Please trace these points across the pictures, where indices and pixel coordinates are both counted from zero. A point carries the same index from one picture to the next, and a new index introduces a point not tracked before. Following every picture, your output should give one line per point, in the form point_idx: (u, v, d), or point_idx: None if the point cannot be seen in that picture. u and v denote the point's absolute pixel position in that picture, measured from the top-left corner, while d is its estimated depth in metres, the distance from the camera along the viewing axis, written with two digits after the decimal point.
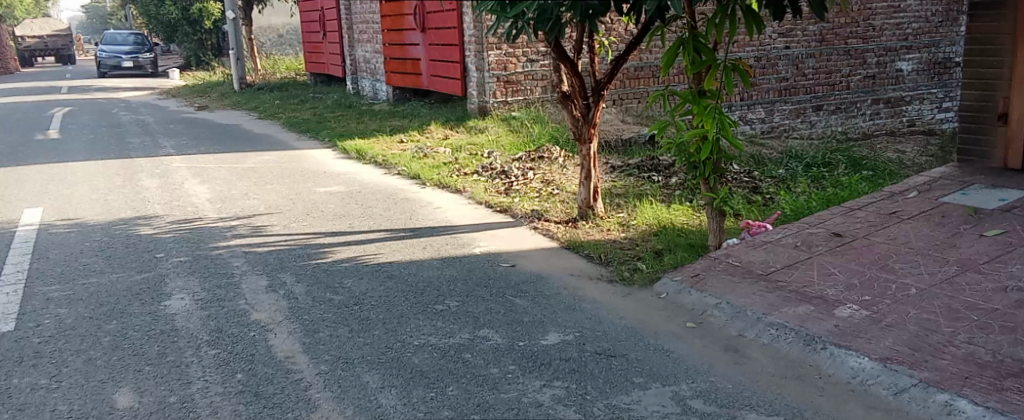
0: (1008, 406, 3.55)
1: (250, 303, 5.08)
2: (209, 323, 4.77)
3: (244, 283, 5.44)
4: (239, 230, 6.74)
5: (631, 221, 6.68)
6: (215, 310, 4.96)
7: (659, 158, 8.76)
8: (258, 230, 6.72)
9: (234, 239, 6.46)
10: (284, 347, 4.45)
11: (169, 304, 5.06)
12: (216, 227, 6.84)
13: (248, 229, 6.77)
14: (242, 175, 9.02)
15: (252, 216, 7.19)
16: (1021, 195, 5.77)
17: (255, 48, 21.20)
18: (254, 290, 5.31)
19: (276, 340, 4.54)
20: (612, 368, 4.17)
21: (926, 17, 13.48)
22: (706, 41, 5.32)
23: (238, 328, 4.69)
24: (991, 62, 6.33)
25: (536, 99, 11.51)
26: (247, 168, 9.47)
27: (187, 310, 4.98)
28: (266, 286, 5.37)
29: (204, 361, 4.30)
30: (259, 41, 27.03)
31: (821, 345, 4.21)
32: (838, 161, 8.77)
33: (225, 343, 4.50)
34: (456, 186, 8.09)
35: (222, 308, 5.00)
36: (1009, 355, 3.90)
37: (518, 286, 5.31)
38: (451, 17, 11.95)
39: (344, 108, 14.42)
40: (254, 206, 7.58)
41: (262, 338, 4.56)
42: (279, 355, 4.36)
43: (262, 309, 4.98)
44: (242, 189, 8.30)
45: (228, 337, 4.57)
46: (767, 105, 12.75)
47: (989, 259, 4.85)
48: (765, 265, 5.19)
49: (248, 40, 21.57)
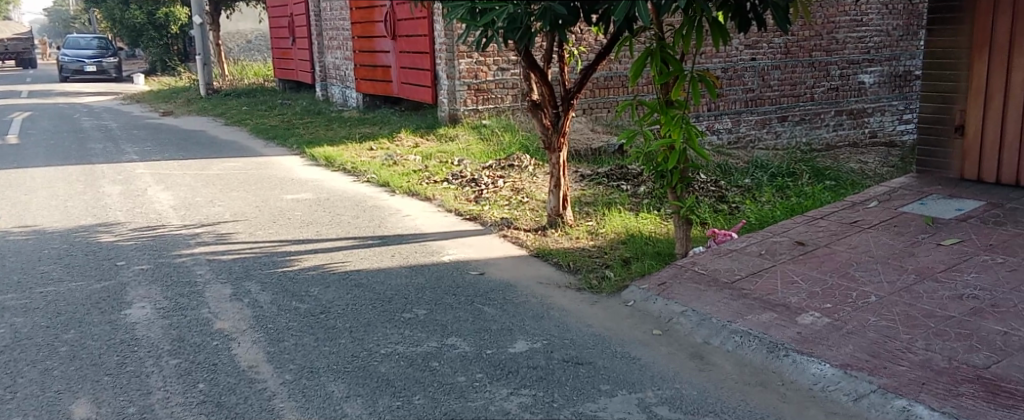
0: (963, 411, 3.63)
1: (213, 311, 5.06)
2: (171, 332, 4.75)
3: (207, 291, 5.41)
4: (203, 238, 6.70)
5: (599, 230, 6.74)
6: (177, 319, 4.94)
7: (628, 167, 8.84)
8: (223, 238, 6.69)
9: (199, 247, 6.42)
10: (248, 356, 4.44)
11: (129, 313, 5.03)
12: (179, 235, 6.79)
13: (213, 237, 6.73)
14: (208, 182, 8.97)
15: (217, 223, 7.15)
16: (977, 206, 5.91)
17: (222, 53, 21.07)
18: (218, 298, 5.29)
19: (240, 349, 4.52)
20: (579, 376, 4.21)
21: (887, 31, 13.76)
22: (673, 52, 5.40)
23: (201, 337, 4.68)
24: (948, 76, 6.49)
25: (506, 108, 11.55)
26: (213, 175, 9.41)
27: (148, 319, 4.94)
28: (230, 295, 5.35)
29: (165, 371, 4.27)
30: (227, 47, 26.84)
31: (784, 352, 4.29)
32: (803, 171, 8.91)
33: (187, 353, 4.48)
34: (426, 193, 8.10)
35: (184, 316, 4.98)
36: (964, 361, 3.98)
37: (486, 294, 5.33)
38: (422, 25, 11.97)
39: (312, 114, 14.37)
40: (220, 213, 7.54)
41: (225, 347, 4.55)
42: (243, 364, 4.35)
43: (226, 317, 4.96)
44: (207, 196, 8.25)
45: (190, 347, 4.55)
46: (733, 115, 12.90)
47: (946, 267, 4.96)
48: (729, 273, 5.27)
49: (215, 47, 21.41)
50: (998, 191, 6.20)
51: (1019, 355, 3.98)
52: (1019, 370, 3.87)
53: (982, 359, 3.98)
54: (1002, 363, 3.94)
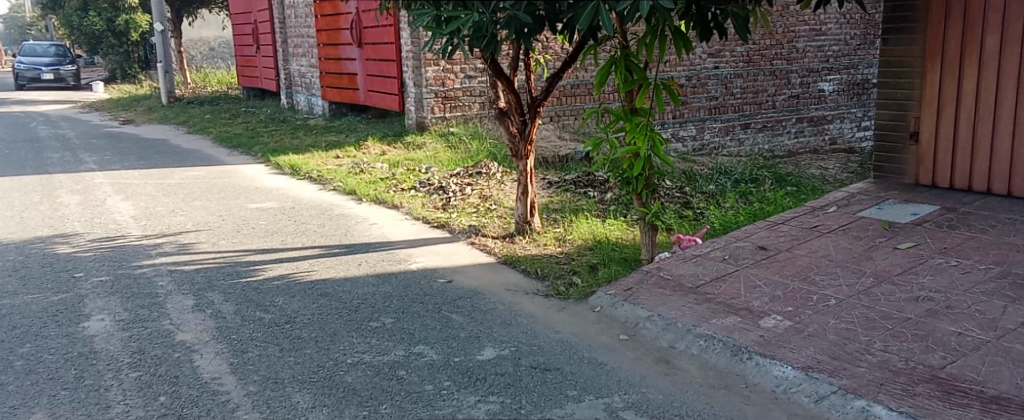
0: (921, 410, 3.72)
1: (175, 323, 5.03)
2: (131, 345, 4.71)
3: (169, 303, 5.38)
4: (165, 248, 6.65)
5: (567, 236, 6.81)
6: (137, 331, 4.90)
7: (595, 174, 8.91)
8: (184, 248, 6.64)
9: (160, 258, 6.38)
10: (210, 368, 4.43)
11: (87, 326, 4.99)
12: (140, 246, 6.73)
13: (175, 247, 6.68)
14: (169, 191, 8.89)
15: (178, 234, 7.10)
16: (932, 210, 6.06)
17: (183, 61, 20.88)
18: (180, 309, 5.26)
19: (202, 361, 4.51)
20: (547, 382, 4.25)
21: (845, 40, 14.03)
22: (637, 60, 5.48)
23: (162, 349, 4.65)
24: (903, 84, 6.64)
25: (473, 115, 11.59)
26: (174, 184, 9.33)
27: (107, 331, 4.90)
28: (192, 306, 5.32)
29: (125, 384, 4.25)
30: (189, 54, 26.54)
31: (747, 355, 4.37)
32: (765, 177, 9.05)
33: (147, 365, 4.45)
34: (393, 201, 8.11)
35: (145, 328, 4.94)
36: (920, 361, 4.08)
37: (454, 302, 5.36)
38: (389, 32, 11.98)
39: (277, 122, 14.30)
40: (181, 223, 7.49)
41: (186, 359, 4.53)
42: (204, 376, 4.33)
43: (188, 329, 4.94)
44: (168, 206, 8.19)
45: (151, 359, 4.52)
46: (698, 123, 13.00)
47: (902, 270, 5.08)
48: (694, 278, 5.35)
49: (178, 55, 21.19)
50: (952, 196, 6.36)
51: (972, 355, 4.08)
52: (973, 369, 3.97)
53: (937, 359, 4.08)
54: (957, 363, 4.04)
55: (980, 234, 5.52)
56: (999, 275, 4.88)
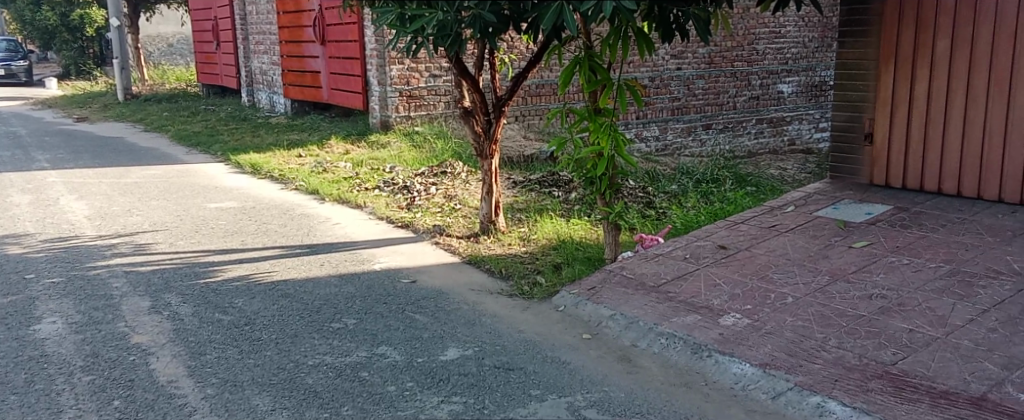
0: (873, 406, 3.82)
1: (129, 325, 4.99)
2: (83, 348, 4.67)
3: (124, 305, 5.33)
4: (120, 249, 6.58)
5: (531, 236, 6.85)
6: (91, 334, 4.85)
7: (559, 174, 8.97)
8: (141, 249, 6.58)
9: (115, 259, 6.31)
10: (166, 371, 4.40)
11: (38, 328, 4.93)
12: (94, 246, 6.65)
13: (130, 248, 6.62)
14: (125, 191, 8.79)
15: (134, 234, 7.03)
16: (886, 209, 6.20)
17: (141, 57, 20.60)
18: (135, 311, 5.22)
19: (158, 364, 4.48)
20: (510, 381, 4.30)
21: (803, 43, 14.32)
22: (601, 61, 5.53)
23: (116, 352, 4.62)
24: (858, 86, 6.77)
25: (438, 115, 11.59)
26: (131, 183, 9.23)
27: (60, 334, 4.85)
28: (148, 308, 5.28)
29: (78, 388, 4.21)
30: (147, 50, 26.13)
31: (707, 353, 4.45)
32: (726, 177, 9.18)
33: (101, 369, 4.42)
34: (356, 201, 8.10)
35: (99, 331, 4.90)
36: (873, 358, 4.19)
37: (418, 302, 5.38)
38: (353, 30, 11.93)
39: (237, 121, 14.17)
40: (137, 223, 7.41)
41: (142, 362, 4.50)
42: (161, 379, 4.31)
43: (143, 331, 4.91)
44: (124, 206, 8.09)
45: (104, 363, 4.48)
46: (661, 123, 13.11)
47: (857, 269, 5.20)
48: (656, 277, 5.42)
49: (135, 51, 20.88)
50: (905, 196, 6.51)
51: (923, 351, 4.19)
52: (923, 365, 4.08)
53: (889, 355, 4.19)
54: (908, 359, 4.14)
55: (932, 233, 5.65)
56: (949, 273, 5.01)
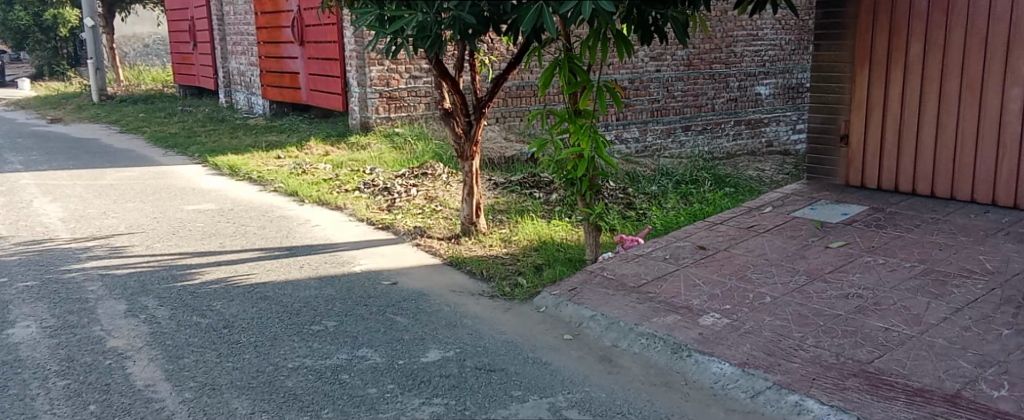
0: (850, 404, 3.88)
1: (105, 329, 4.97)
2: (59, 352, 4.64)
3: (99, 308, 5.30)
4: (96, 251, 6.54)
5: (512, 237, 6.88)
6: (66, 338, 4.83)
7: (540, 175, 9.00)
8: (117, 252, 6.55)
9: (90, 262, 6.27)
10: (144, 375, 4.39)
11: (12, 333, 4.90)
12: (69, 249, 6.61)
13: (106, 250, 6.58)
14: (100, 193, 8.73)
15: (110, 236, 6.98)
16: (861, 210, 6.27)
17: (116, 58, 20.43)
18: (112, 315, 5.19)
19: (135, 368, 4.47)
20: (492, 382, 4.32)
21: (780, 46, 14.46)
22: (580, 63, 5.56)
23: (92, 356, 4.59)
24: (834, 88, 6.85)
25: (419, 116, 11.58)
26: (106, 185, 9.16)
27: (34, 339, 4.82)
28: (124, 311, 5.26)
29: (53, 392, 4.19)
30: (122, 51, 25.93)
31: (686, 353, 4.49)
32: (704, 178, 9.26)
33: (76, 373, 4.40)
34: (336, 203, 8.09)
35: (74, 335, 4.87)
36: (850, 356, 4.25)
37: (398, 304, 5.39)
38: (332, 31, 11.90)
39: (215, 122, 14.09)
40: (113, 225, 7.37)
41: (119, 366, 4.48)
42: (137, 383, 4.30)
43: (120, 334, 4.89)
44: (99, 208, 8.04)
45: (80, 367, 4.46)
46: (641, 125, 13.17)
47: (833, 268, 5.26)
48: (636, 278, 5.46)
49: (110, 51, 20.68)
50: (880, 196, 6.60)
51: (898, 350, 4.25)
52: (898, 363, 4.14)
53: (866, 354, 4.25)
54: (883, 357, 4.21)
55: (906, 233, 5.73)
56: (923, 272, 5.09)
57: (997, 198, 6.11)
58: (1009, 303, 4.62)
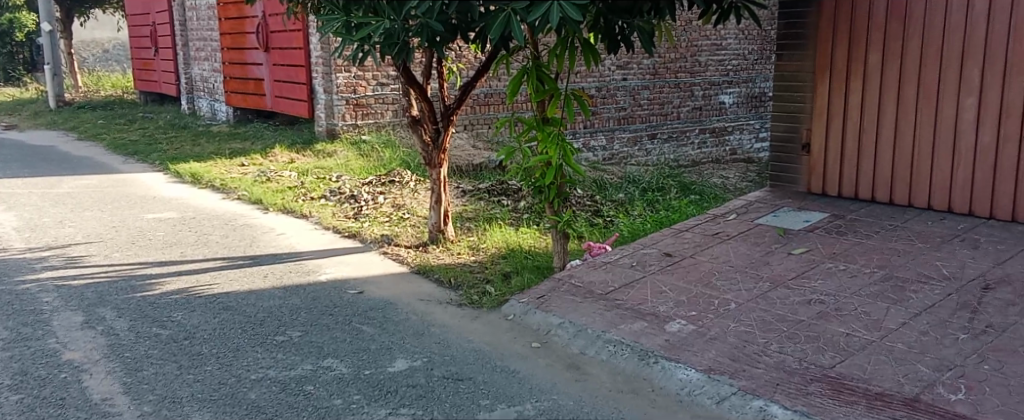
0: (813, 408, 3.94)
1: (61, 341, 4.90)
2: (12, 365, 4.57)
3: (55, 320, 5.23)
4: (51, 261, 6.45)
5: (480, 245, 6.89)
6: (19, 351, 4.76)
7: (509, 183, 9.03)
8: (73, 261, 6.46)
9: (46, 272, 6.18)
10: (101, 388, 4.34)
11: None
12: (23, 260, 6.51)
13: (62, 260, 6.49)
14: (57, 201, 8.61)
15: (67, 246, 6.89)
16: (823, 217, 6.38)
17: (74, 63, 20.16)
18: (68, 326, 5.12)
19: (91, 381, 4.41)
20: (459, 392, 4.32)
21: (744, 55, 14.64)
22: (548, 71, 5.59)
23: (47, 369, 4.53)
24: (796, 97, 6.97)
25: (386, 123, 11.56)
26: (62, 193, 9.03)
27: None
28: (81, 323, 5.19)
29: (5, 408, 4.12)
30: (81, 56, 25.60)
31: (653, 359, 4.52)
32: (671, 186, 9.38)
33: (30, 387, 4.33)
34: (302, 211, 8.06)
35: (28, 347, 4.80)
36: (812, 361, 4.31)
37: (365, 313, 5.37)
38: (297, 37, 11.83)
39: (177, 129, 13.96)
40: (70, 235, 7.27)
41: (74, 380, 4.42)
42: (95, 397, 4.24)
43: (76, 347, 4.82)
44: (56, 217, 7.93)
45: (34, 381, 4.40)
46: (608, 132, 13.24)
47: (795, 275, 5.34)
48: (604, 285, 5.50)
49: (68, 57, 20.36)
50: (841, 203, 6.71)
51: (859, 355, 4.33)
52: (859, 368, 4.21)
53: (828, 359, 4.32)
54: (845, 362, 4.28)
55: (866, 240, 5.84)
56: (883, 278, 5.18)
57: (953, 205, 6.24)
58: (965, 308, 4.72)
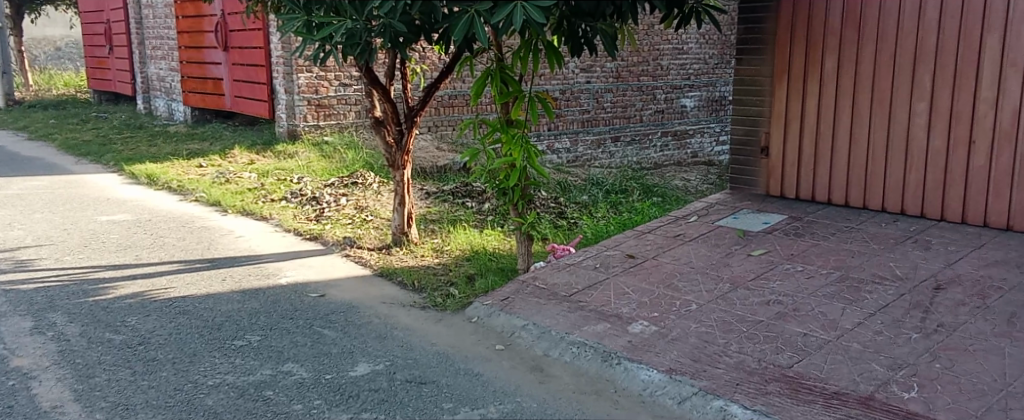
0: (772, 408, 4.00)
1: (10, 348, 4.83)
2: None
3: (4, 325, 5.15)
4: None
5: (444, 247, 6.90)
6: None
7: (473, 184, 9.05)
8: (22, 265, 6.36)
9: None
10: (51, 396, 4.28)
11: None
12: None
13: (11, 264, 6.39)
14: (6, 203, 8.46)
15: (17, 249, 6.77)
16: (781, 219, 6.47)
17: (25, 60, 19.79)
18: (17, 332, 5.05)
19: (41, 389, 4.35)
20: (422, 395, 4.33)
21: (705, 59, 14.78)
22: (512, 73, 5.61)
23: None
24: (755, 101, 7.08)
25: (349, 124, 11.51)
26: (12, 195, 8.86)
27: None
28: (31, 328, 5.11)
29: None
30: (32, 54, 25.15)
31: (616, 360, 4.57)
32: (633, 188, 9.47)
33: None
34: (262, 213, 8.01)
35: None
36: (771, 361, 4.39)
37: (327, 317, 5.35)
38: (257, 37, 11.73)
39: (133, 129, 13.76)
40: (20, 238, 7.14)
41: (23, 387, 4.36)
42: (43, 405, 4.19)
43: (26, 353, 4.75)
44: (6, 219, 7.80)
45: None
46: (572, 135, 13.32)
47: (754, 276, 5.42)
48: (568, 287, 5.54)
49: (18, 54, 19.96)
50: (799, 205, 6.82)
51: (816, 354, 4.41)
52: (816, 367, 4.29)
53: (786, 359, 4.39)
54: (803, 362, 4.35)
55: (823, 241, 5.94)
56: (839, 279, 5.28)
57: (905, 207, 6.37)
58: (917, 308, 4.82)
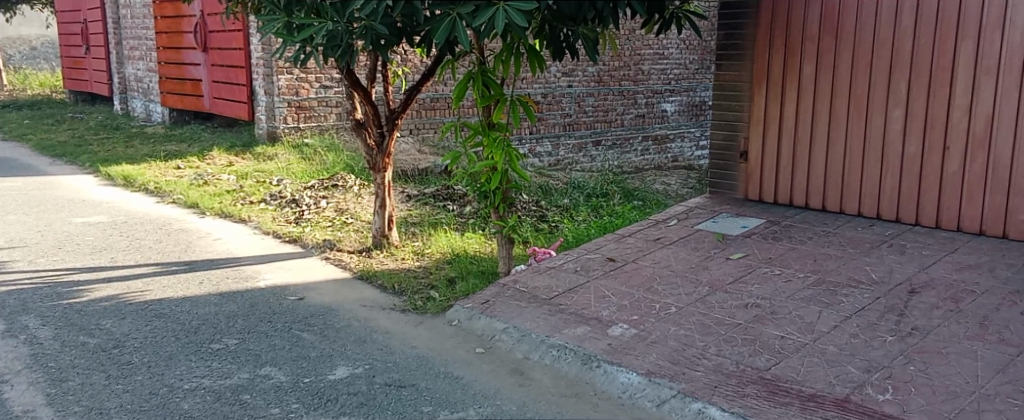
0: (749, 410, 4.03)
1: None
2: None
3: None
4: None
5: (425, 250, 6.89)
6: None
7: (454, 187, 9.03)
8: None
9: None
10: (23, 400, 4.24)
11: None
12: None
13: None
14: None
15: None
16: (760, 223, 6.52)
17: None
18: None
19: (13, 393, 4.30)
20: (402, 399, 4.32)
21: (685, 65, 14.84)
22: (494, 76, 5.59)
23: None
24: (734, 106, 7.12)
25: (329, 126, 11.48)
26: None
27: None
28: (3, 332, 5.05)
29: None
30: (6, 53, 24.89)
31: (596, 363, 4.58)
32: (614, 192, 9.50)
33: None
34: (240, 215, 7.97)
35: None
36: (749, 364, 4.42)
37: (305, 320, 5.33)
38: (237, 38, 11.67)
39: (110, 130, 13.64)
40: None
41: None
42: (14, 410, 4.14)
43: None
44: None
45: None
46: (553, 138, 13.37)
47: (733, 280, 5.45)
48: (548, 290, 5.54)
49: None
50: (777, 209, 6.87)
51: (794, 357, 4.44)
52: (793, 370, 4.32)
53: (763, 361, 4.42)
54: (780, 364, 4.39)
55: (800, 245, 5.99)
56: (816, 282, 5.32)
57: (881, 213, 6.43)
58: (892, 311, 4.87)
